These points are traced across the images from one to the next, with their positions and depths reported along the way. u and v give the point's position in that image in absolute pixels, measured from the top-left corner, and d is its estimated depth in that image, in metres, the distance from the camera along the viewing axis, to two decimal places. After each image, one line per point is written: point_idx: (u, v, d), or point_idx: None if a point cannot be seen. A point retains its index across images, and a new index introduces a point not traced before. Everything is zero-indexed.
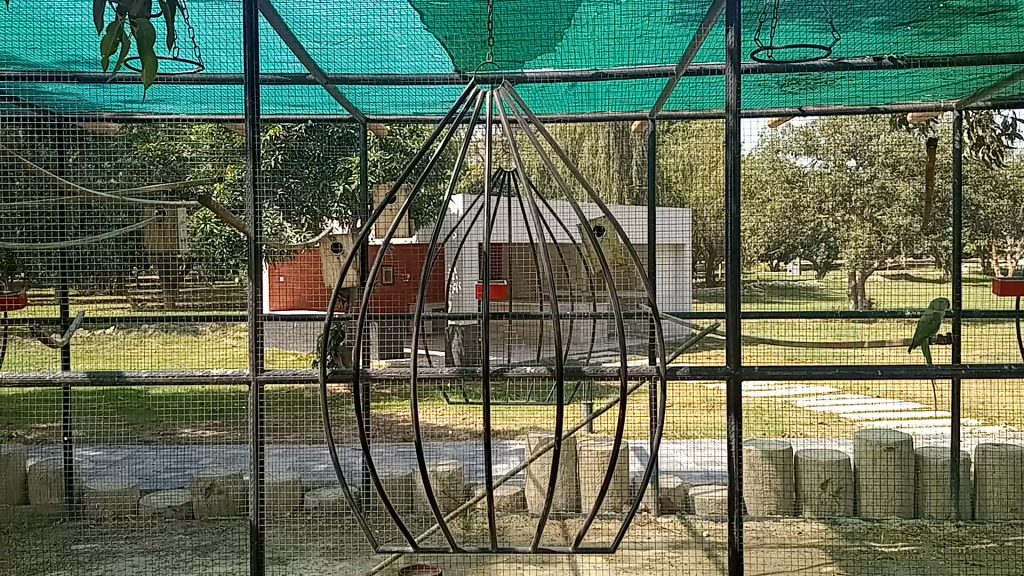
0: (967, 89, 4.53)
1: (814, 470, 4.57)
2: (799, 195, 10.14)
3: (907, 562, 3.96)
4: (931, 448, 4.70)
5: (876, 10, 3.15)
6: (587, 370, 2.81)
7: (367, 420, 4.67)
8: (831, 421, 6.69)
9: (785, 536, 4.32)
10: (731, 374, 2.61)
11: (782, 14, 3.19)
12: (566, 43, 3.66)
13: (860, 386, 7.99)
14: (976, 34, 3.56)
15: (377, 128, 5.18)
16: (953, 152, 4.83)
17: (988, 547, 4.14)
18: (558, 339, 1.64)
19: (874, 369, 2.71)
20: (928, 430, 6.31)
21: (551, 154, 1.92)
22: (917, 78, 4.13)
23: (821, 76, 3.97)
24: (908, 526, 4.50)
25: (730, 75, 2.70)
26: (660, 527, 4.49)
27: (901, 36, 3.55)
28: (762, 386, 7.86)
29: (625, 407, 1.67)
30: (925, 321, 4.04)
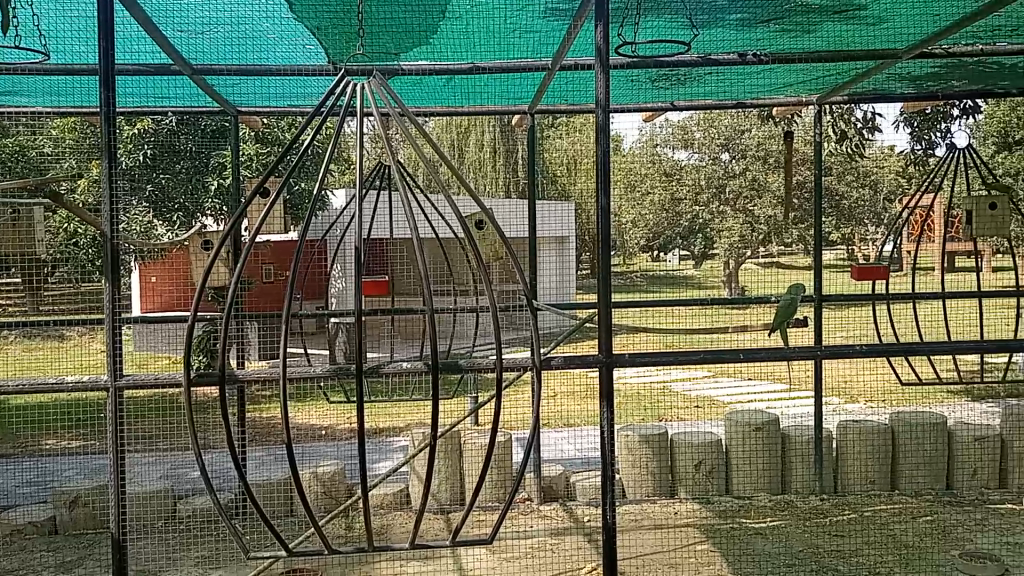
0: (826, 86, 4.76)
1: (688, 452, 4.72)
2: (676, 187, 10.25)
3: (776, 536, 4.15)
4: (796, 426, 4.94)
5: (737, 7, 3.24)
6: (462, 364, 2.77)
7: (241, 422, 4.53)
8: (706, 404, 6.95)
9: (662, 517, 4.45)
10: (602, 361, 2.65)
11: (648, 10, 3.25)
12: (440, 36, 3.64)
13: (733, 369, 8.29)
14: (831, 32, 3.71)
15: (250, 121, 5.01)
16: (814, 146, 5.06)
17: (848, 518, 4.39)
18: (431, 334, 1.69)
19: (737, 353, 2.81)
20: (796, 410, 6.64)
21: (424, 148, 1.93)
22: (779, 74, 4.31)
23: (690, 71, 4.11)
24: (776, 502, 4.70)
25: (597, 69, 2.71)
26: (542, 515, 4.54)
27: (760, 33, 3.68)
28: (641, 372, 8.03)
29: (502, 399, 1.70)
30: (784, 305, 4.19)
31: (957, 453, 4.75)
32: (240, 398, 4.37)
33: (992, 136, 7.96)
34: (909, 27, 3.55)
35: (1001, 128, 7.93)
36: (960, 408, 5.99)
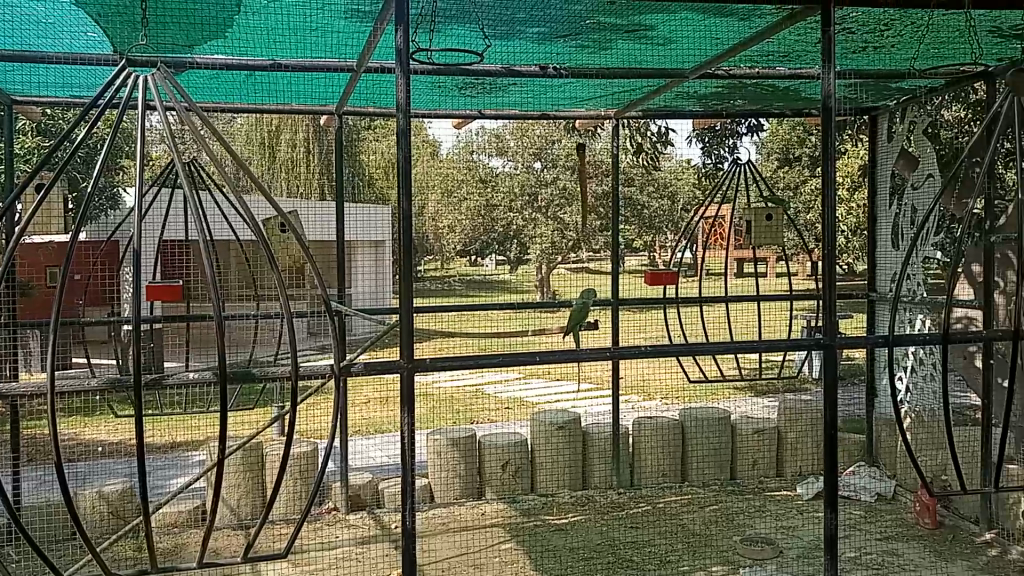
0: (625, 101, 4.97)
1: (495, 453, 4.80)
2: (492, 194, 10.04)
3: (575, 531, 4.31)
4: (596, 424, 5.15)
5: (537, 22, 3.22)
6: (255, 372, 2.66)
7: (14, 441, 4.13)
8: (516, 405, 7.10)
9: (469, 519, 4.49)
10: (403, 367, 2.62)
11: (447, 18, 3.17)
12: (237, 30, 3.49)
13: (542, 370, 8.50)
14: (626, 50, 3.80)
15: (26, 111, 4.58)
16: (613, 158, 5.29)
17: (643, 510, 4.63)
18: (221, 344, 1.80)
19: (534, 355, 2.87)
20: (599, 408, 6.92)
21: (216, 159, 2.02)
22: (579, 87, 4.46)
23: (495, 80, 4.17)
24: (577, 497, 4.89)
25: (398, 74, 2.59)
26: (349, 524, 4.47)
27: (560, 47, 3.71)
28: (453, 375, 8.07)
29: (292, 405, 1.87)
30: (578, 307, 4.25)
31: (740, 444, 5.11)
32: (13, 414, 4.00)
33: (775, 153, 8.62)
34: (695, 50, 3.72)
35: (783, 146, 8.62)
36: (744, 403, 6.46)
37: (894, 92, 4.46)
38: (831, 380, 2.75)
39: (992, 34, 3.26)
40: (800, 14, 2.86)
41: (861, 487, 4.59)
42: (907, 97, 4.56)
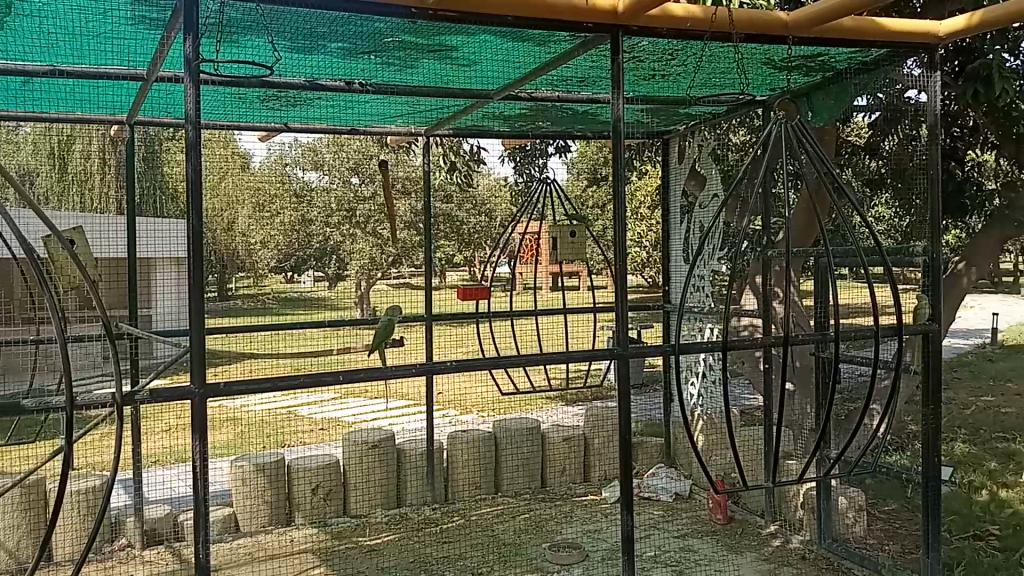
0: (433, 118, 5.02)
1: (304, 476, 4.69)
2: (307, 209, 9.45)
3: (387, 551, 4.27)
4: (410, 440, 5.14)
5: (337, 38, 3.18)
6: (27, 404, 2.45)
7: None
8: (330, 426, 6.94)
9: (276, 547, 4.34)
10: (195, 393, 2.51)
11: (241, 29, 3.06)
12: (8, 33, 3.23)
13: (358, 390, 8.34)
14: (430, 70, 3.82)
15: None
16: (424, 174, 5.31)
17: (457, 524, 4.65)
18: None
19: (336, 375, 2.82)
20: (415, 424, 6.88)
21: None
22: (385, 103, 4.45)
23: (299, 94, 4.09)
24: (390, 516, 4.85)
25: (187, 85, 2.48)
26: (145, 561, 4.21)
27: (364, 64, 3.67)
28: (265, 397, 7.78)
29: (62, 437, 1.76)
30: (383, 327, 4.01)
31: (550, 452, 5.27)
32: None
33: (584, 172, 8.13)
34: (497, 72, 3.79)
35: (592, 167, 8.18)
36: (556, 413, 6.62)
37: (684, 117, 4.76)
38: (624, 386, 2.89)
39: (763, 68, 3.56)
40: (593, 41, 3.01)
41: (660, 488, 4.84)
42: (696, 122, 4.87)
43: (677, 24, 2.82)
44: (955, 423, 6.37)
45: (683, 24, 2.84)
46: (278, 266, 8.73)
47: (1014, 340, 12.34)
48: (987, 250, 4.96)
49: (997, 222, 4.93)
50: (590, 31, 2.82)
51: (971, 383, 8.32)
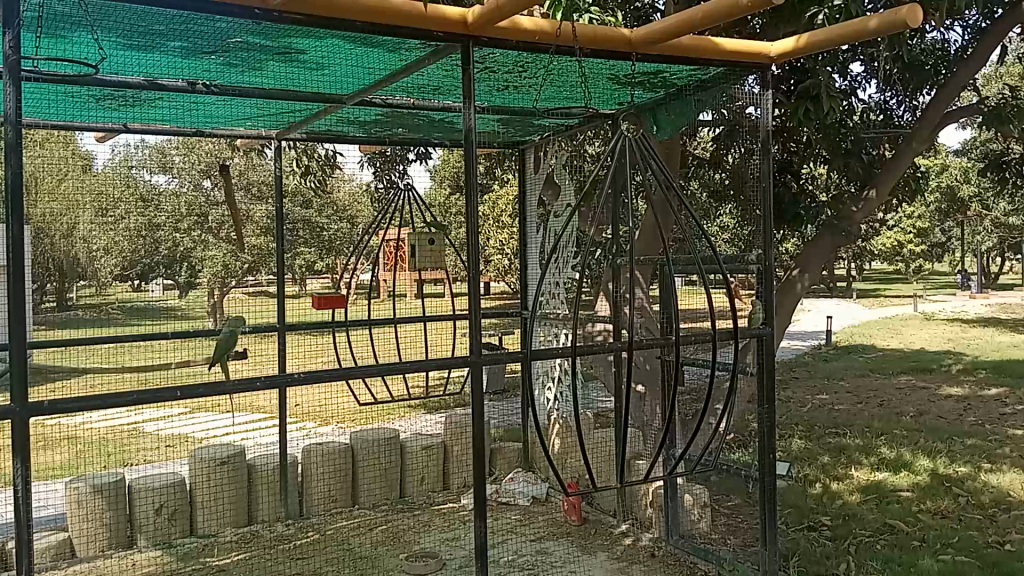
0: (285, 122, 4.89)
1: (147, 496, 4.46)
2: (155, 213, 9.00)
3: (237, 571, 4.12)
4: (262, 455, 4.98)
5: (177, 37, 3.04)
6: None
7: None
8: (178, 442, 6.62)
9: (116, 572, 4.10)
10: (16, 413, 2.33)
11: (70, 24, 2.89)
12: None
13: (210, 403, 8.01)
14: (279, 73, 3.72)
15: None
16: (276, 179, 5.17)
17: (311, 540, 4.54)
18: None
19: (175, 390, 2.67)
20: (270, 437, 6.67)
21: None
22: (233, 105, 4.30)
23: (138, 94, 3.89)
24: (241, 534, 4.68)
25: (5, 83, 2.31)
26: None
27: (208, 64, 3.54)
28: (107, 413, 7.35)
29: None
30: (226, 337, 4.05)
31: (409, 462, 5.25)
32: None
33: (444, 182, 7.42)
34: (348, 78, 3.74)
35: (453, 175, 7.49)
36: (417, 422, 6.56)
37: (539, 127, 4.84)
38: (477, 393, 2.91)
39: (610, 83, 3.68)
40: (443, 50, 3.02)
41: (518, 492, 4.88)
42: (551, 132, 4.97)
43: (525, 37, 2.87)
44: (793, 420, 6.77)
45: (532, 37, 2.88)
46: (123, 274, 8.25)
47: (846, 340, 13.21)
48: (818, 257, 5.29)
49: (828, 232, 5.26)
50: (440, 40, 2.83)
51: (809, 383, 8.86)
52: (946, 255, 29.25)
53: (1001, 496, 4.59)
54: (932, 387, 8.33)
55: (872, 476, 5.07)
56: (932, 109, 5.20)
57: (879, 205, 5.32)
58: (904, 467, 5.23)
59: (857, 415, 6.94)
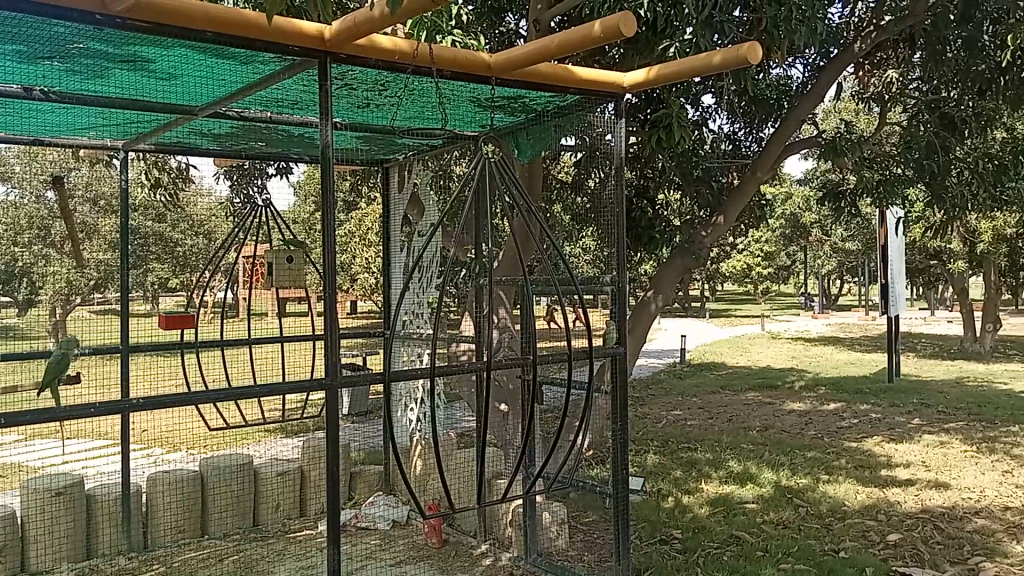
0: (133, 133, 4.67)
1: None
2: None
3: None
4: (102, 485, 4.73)
5: (11, 39, 2.85)
6: None
7: None
8: (9, 472, 6.15)
9: None
10: None
11: None
12: None
13: (47, 430, 7.49)
14: (126, 82, 3.56)
15: None
16: (123, 192, 4.92)
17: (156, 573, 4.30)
18: None
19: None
20: (113, 465, 6.29)
21: None
22: (74, 114, 4.07)
23: None
24: (79, 570, 4.38)
25: None
26: None
27: (46, 69, 3.33)
28: None
29: None
30: (55, 360, 3.75)
31: (263, 488, 5.04)
32: None
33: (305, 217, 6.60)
34: (201, 90, 3.62)
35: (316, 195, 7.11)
36: (273, 447, 6.35)
37: (402, 147, 4.80)
38: (333, 416, 2.85)
39: (470, 106, 3.72)
40: (300, 66, 2.97)
41: (378, 516, 4.79)
42: (415, 152, 4.92)
43: (384, 57, 2.87)
44: (649, 436, 6.97)
45: (391, 57, 2.88)
46: None
47: (700, 358, 13.76)
48: (671, 278, 5.47)
49: (679, 254, 5.43)
50: (296, 55, 2.79)
51: (665, 400, 9.17)
52: (791, 278, 31.06)
53: (836, 505, 4.89)
54: (776, 403, 8.80)
55: (721, 489, 5.29)
56: (775, 140, 5.53)
57: (727, 230, 5.59)
58: (750, 480, 5.49)
59: (708, 430, 7.23)
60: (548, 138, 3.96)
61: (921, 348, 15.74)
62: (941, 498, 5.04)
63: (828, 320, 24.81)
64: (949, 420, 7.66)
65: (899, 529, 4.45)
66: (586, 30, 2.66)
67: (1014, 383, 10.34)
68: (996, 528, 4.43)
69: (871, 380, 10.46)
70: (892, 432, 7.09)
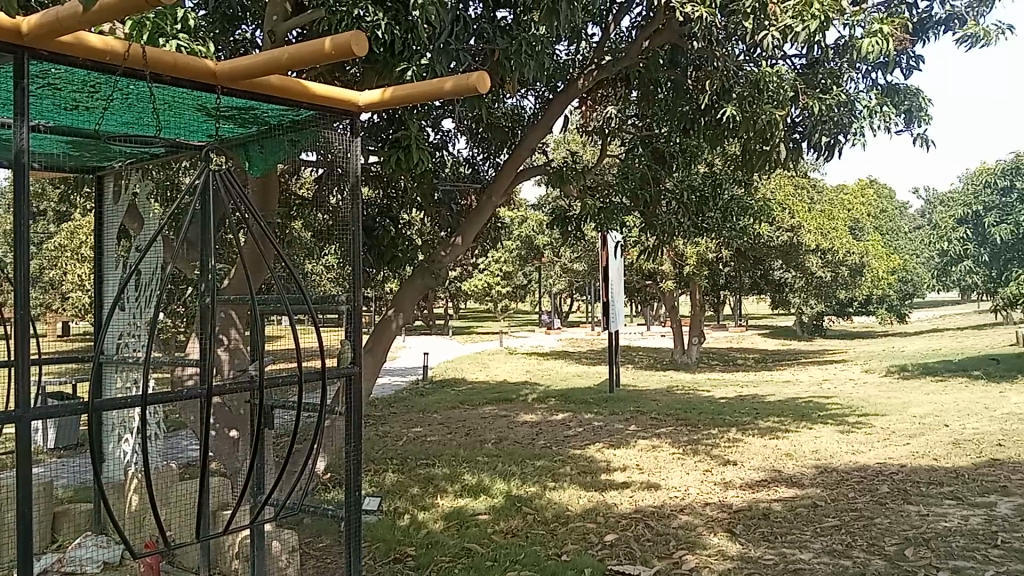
0: None
1: None
2: None
3: None
4: None
5: None
6: None
7: None
8: None
9: None
10: None
11: None
12: None
13: None
14: None
15: None
16: None
17: None
18: None
19: None
20: None
21: None
22: None
23: None
24: None
25: None
26: None
27: None
28: None
29: None
30: None
31: None
32: None
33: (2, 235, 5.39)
34: None
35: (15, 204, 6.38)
36: None
37: (117, 154, 4.40)
38: (25, 453, 2.56)
39: (194, 114, 3.51)
40: None
41: (85, 560, 4.34)
42: (134, 161, 4.54)
43: (92, 55, 2.64)
44: (385, 455, 6.94)
45: (102, 56, 2.66)
46: None
47: (439, 375, 14.00)
48: (411, 297, 5.53)
49: (419, 275, 5.52)
50: None
51: (405, 417, 9.22)
52: (527, 298, 32.58)
53: (561, 511, 5.17)
54: (511, 415, 9.17)
55: (455, 503, 5.40)
56: (509, 168, 5.78)
57: (465, 251, 5.76)
58: (483, 492, 5.66)
59: (446, 445, 7.37)
60: (281, 152, 3.82)
61: (639, 360, 17.14)
62: (652, 498, 5.50)
63: (559, 335, 26.33)
64: (661, 425, 8.39)
65: (614, 530, 4.79)
66: (316, 46, 2.59)
67: (714, 390, 11.56)
68: (697, 522, 4.90)
69: (595, 390, 11.23)
70: (612, 439, 7.64)
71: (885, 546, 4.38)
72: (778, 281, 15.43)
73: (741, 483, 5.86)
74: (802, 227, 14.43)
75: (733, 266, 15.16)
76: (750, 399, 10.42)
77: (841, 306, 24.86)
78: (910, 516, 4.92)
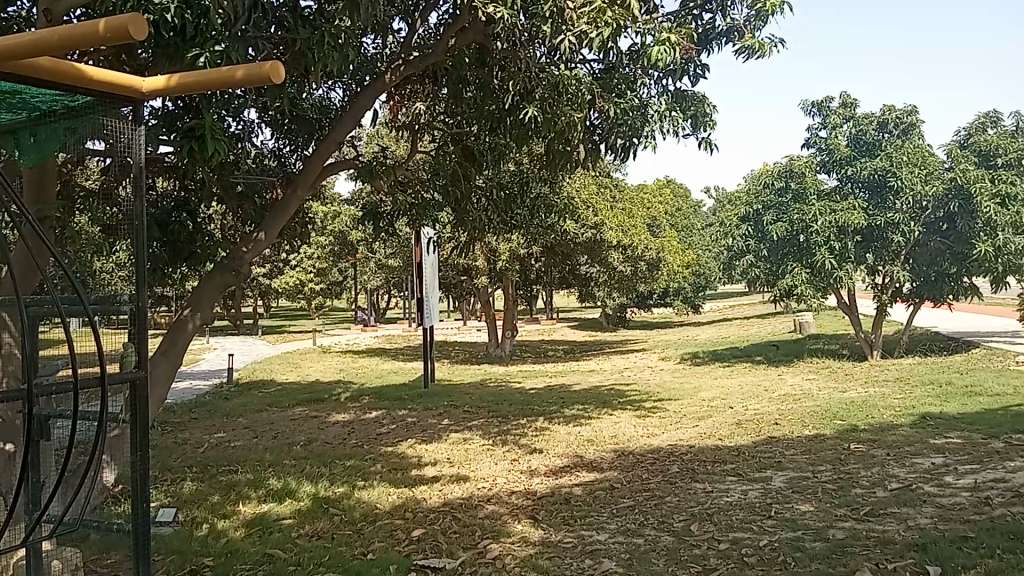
0: None
1: None
2: None
3: None
4: None
5: None
6: None
7: None
8: None
9: None
10: None
11: None
12: None
13: None
14: None
15: None
16: None
17: None
18: None
19: None
20: None
21: None
22: None
23: None
24: None
25: None
26: None
27: None
28: None
29: None
30: None
31: None
32: None
33: None
34: None
35: None
36: None
37: None
38: None
39: None
40: None
41: None
42: None
43: None
44: (184, 463, 6.60)
45: None
46: None
47: (248, 376, 13.51)
48: (209, 297, 5.31)
49: (217, 271, 5.33)
50: None
51: (209, 422, 8.82)
52: (343, 295, 32.06)
53: (369, 510, 5.14)
54: (322, 416, 9.00)
55: (258, 509, 5.24)
56: (314, 160, 5.64)
57: (270, 245, 5.60)
58: (289, 496, 5.52)
59: (251, 450, 7.12)
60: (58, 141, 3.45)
61: (454, 355, 17.31)
62: (460, 490, 5.58)
63: (376, 332, 26.12)
64: (472, 418, 8.53)
65: (422, 524, 4.82)
66: (89, 28, 2.37)
67: (525, 382, 11.90)
68: (502, 511, 5.03)
69: (409, 387, 11.23)
70: (423, 434, 7.69)
71: (674, 523, 4.69)
72: (585, 275, 16.09)
73: (546, 471, 6.08)
74: (605, 225, 15.14)
75: (543, 261, 15.65)
76: (557, 389, 10.81)
77: (643, 298, 26.26)
78: (696, 493, 5.29)
